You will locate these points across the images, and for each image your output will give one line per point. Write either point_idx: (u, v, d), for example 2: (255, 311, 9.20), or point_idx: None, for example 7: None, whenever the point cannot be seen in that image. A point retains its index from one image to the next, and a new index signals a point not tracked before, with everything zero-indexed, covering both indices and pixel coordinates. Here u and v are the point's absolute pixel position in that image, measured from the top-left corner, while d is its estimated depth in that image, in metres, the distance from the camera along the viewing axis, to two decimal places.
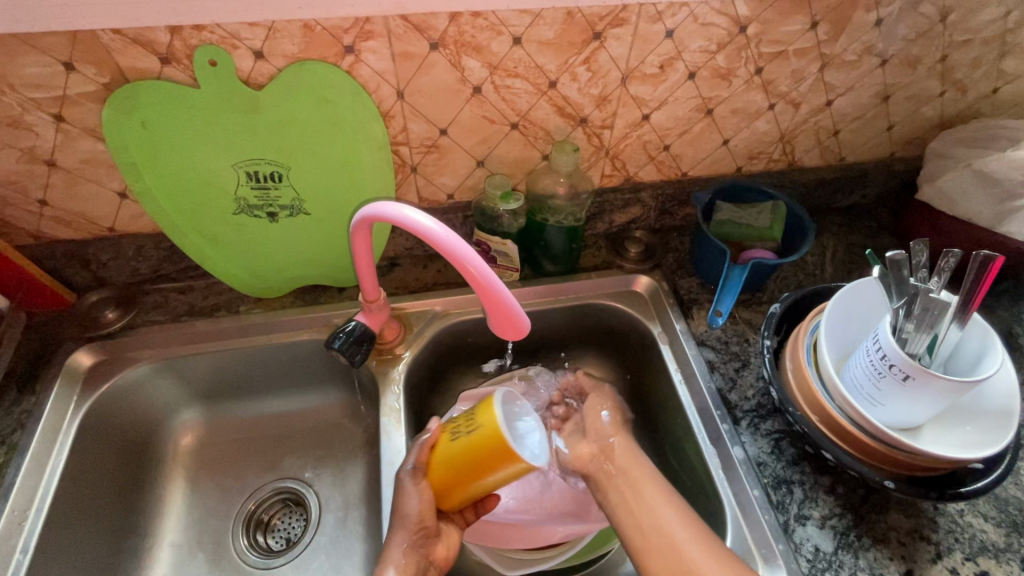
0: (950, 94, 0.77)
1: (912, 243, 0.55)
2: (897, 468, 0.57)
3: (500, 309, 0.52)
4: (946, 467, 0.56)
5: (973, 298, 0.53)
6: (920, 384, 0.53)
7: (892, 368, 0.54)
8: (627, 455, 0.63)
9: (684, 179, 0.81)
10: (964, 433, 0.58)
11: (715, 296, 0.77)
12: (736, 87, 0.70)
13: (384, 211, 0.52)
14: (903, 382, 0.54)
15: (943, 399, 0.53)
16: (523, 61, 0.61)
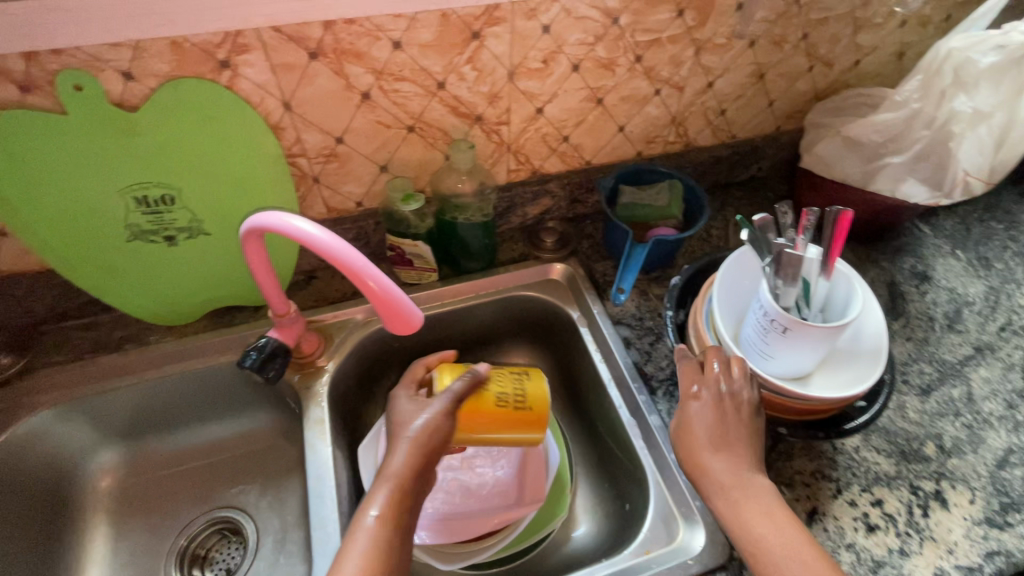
0: (818, 69, 0.84)
1: (779, 205, 0.60)
2: (790, 414, 0.63)
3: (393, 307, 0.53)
4: (832, 407, 0.61)
5: (832, 251, 0.58)
6: (798, 334, 0.57)
7: (773, 323, 0.58)
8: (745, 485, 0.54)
9: (589, 167, 0.85)
10: (847, 373, 0.63)
11: (619, 274, 0.81)
12: (621, 76, 0.73)
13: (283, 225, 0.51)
14: (784, 334, 0.58)
15: (821, 346, 0.58)
16: (406, 64, 0.62)
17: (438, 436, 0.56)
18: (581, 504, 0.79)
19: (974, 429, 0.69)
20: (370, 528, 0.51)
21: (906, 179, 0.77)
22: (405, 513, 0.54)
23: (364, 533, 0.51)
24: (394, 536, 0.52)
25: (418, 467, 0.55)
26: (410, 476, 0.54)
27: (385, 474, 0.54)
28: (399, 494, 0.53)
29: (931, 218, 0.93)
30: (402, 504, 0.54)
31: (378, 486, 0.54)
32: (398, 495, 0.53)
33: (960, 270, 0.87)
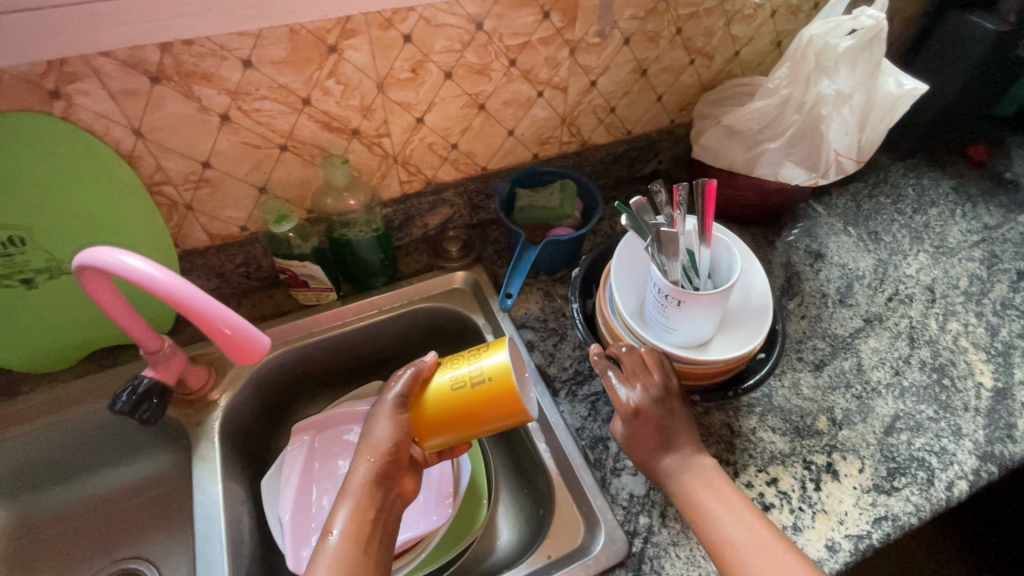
0: (700, 61, 0.86)
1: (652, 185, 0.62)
2: (695, 376, 0.67)
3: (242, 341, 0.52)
4: (737, 363, 0.66)
5: (707, 220, 0.60)
6: (692, 304, 0.59)
7: (666, 300, 0.61)
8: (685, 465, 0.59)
9: (485, 173, 0.85)
10: (744, 332, 0.68)
11: (507, 278, 0.80)
12: (497, 80, 0.73)
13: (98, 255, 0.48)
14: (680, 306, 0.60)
15: (713, 313, 0.61)
16: (262, 83, 0.60)
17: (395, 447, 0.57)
18: (502, 512, 0.78)
19: (864, 399, 0.72)
20: (334, 548, 0.52)
21: (783, 164, 0.79)
22: (373, 527, 0.54)
23: (329, 550, 0.51)
24: (358, 550, 0.52)
25: (376, 479, 0.56)
26: (370, 489, 0.55)
27: (345, 494, 0.55)
28: (360, 508, 0.54)
29: (824, 198, 0.97)
30: (364, 518, 0.54)
31: (339, 504, 0.55)
32: (357, 513, 0.54)
33: (851, 245, 0.90)
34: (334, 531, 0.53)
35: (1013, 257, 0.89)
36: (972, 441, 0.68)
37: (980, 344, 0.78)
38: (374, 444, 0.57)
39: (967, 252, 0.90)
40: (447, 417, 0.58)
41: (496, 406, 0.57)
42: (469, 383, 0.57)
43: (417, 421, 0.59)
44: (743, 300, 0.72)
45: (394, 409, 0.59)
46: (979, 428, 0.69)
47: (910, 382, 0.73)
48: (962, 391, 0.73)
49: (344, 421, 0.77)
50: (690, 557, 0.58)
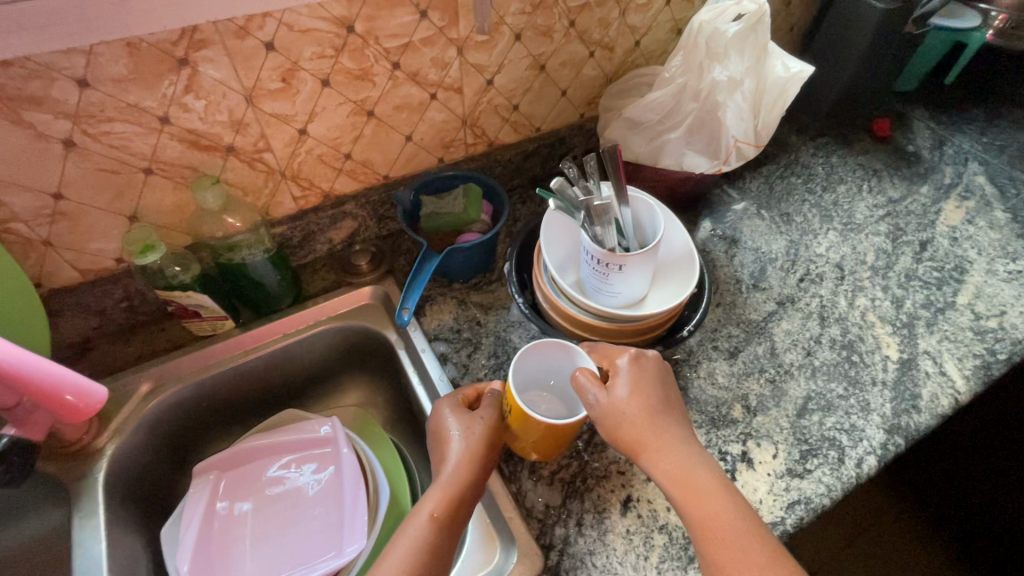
0: (600, 53, 0.85)
1: (562, 164, 0.62)
2: (638, 336, 0.67)
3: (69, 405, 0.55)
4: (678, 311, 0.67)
5: (620, 178, 0.63)
6: (631, 263, 0.60)
7: (607, 265, 0.61)
8: (649, 419, 0.56)
9: (387, 181, 0.81)
10: (677, 278, 0.70)
11: (405, 292, 0.76)
12: (383, 85, 0.69)
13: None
14: (621, 270, 0.61)
15: (650, 265, 0.63)
16: (107, 103, 0.55)
17: (479, 449, 0.58)
18: None
19: (777, 383, 0.72)
20: (422, 527, 0.54)
21: (685, 153, 0.79)
22: (456, 524, 0.55)
23: (418, 524, 0.54)
24: (439, 534, 0.54)
25: (467, 477, 0.56)
26: (462, 483, 0.56)
27: (438, 484, 0.56)
28: (451, 498, 0.55)
29: (738, 182, 0.98)
30: (455, 510, 0.55)
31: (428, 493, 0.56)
32: (448, 501, 0.55)
33: (764, 229, 0.91)
34: (422, 516, 0.55)
35: (916, 229, 0.91)
36: (879, 415, 0.69)
37: (887, 318, 0.79)
38: (453, 446, 0.58)
39: (874, 227, 0.91)
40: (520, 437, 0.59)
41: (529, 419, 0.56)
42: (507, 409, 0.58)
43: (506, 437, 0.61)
44: (669, 249, 0.72)
45: (463, 415, 0.60)
46: (886, 401, 0.70)
47: (821, 362, 0.74)
48: (870, 366, 0.74)
49: (253, 455, 0.73)
50: (606, 565, 0.57)
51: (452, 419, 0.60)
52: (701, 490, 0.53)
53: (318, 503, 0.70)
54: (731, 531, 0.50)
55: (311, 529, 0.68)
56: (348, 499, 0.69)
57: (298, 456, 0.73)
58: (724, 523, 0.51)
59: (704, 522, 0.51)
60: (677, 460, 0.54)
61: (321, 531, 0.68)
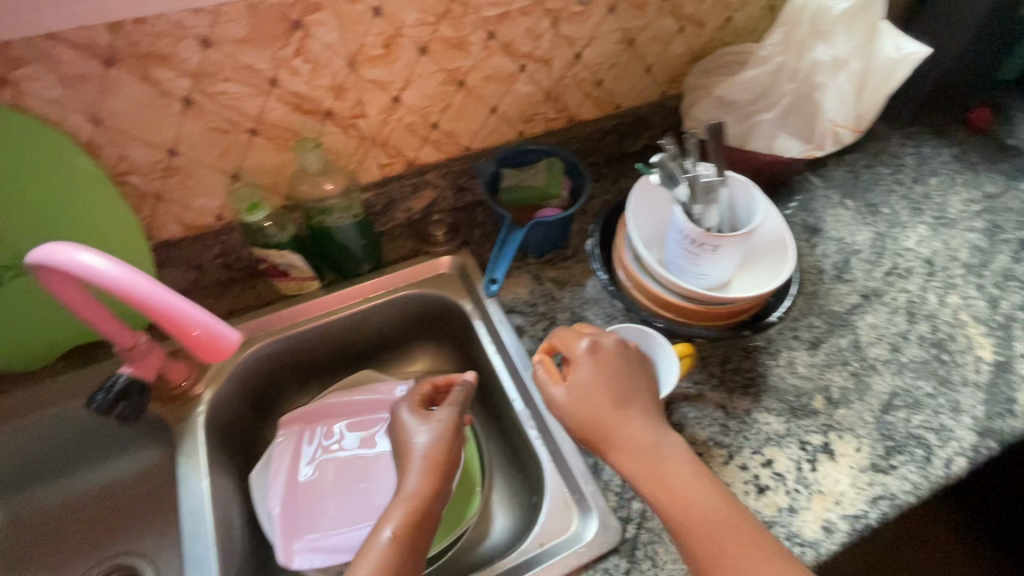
0: (689, 29, 0.82)
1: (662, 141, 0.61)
2: (720, 321, 0.68)
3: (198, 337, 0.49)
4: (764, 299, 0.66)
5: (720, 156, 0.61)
6: (727, 246, 0.60)
7: (701, 246, 0.60)
8: (585, 411, 0.58)
9: (469, 153, 0.82)
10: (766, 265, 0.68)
11: (491, 264, 0.79)
12: (477, 54, 0.70)
13: (47, 250, 0.46)
14: (715, 251, 0.61)
15: (743, 248, 0.62)
16: (225, 63, 0.57)
17: (438, 463, 0.60)
18: (497, 498, 0.77)
19: (861, 377, 0.70)
20: (387, 544, 0.53)
21: (777, 135, 0.75)
22: (422, 533, 0.55)
23: (380, 548, 0.53)
24: (408, 548, 0.54)
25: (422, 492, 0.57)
26: (423, 496, 0.57)
27: (400, 497, 0.57)
28: (412, 515, 0.56)
29: (820, 168, 0.94)
30: (421, 520, 0.56)
31: (391, 508, 0.57)
32: (411, 514, 0.56)
33: (849, 219, 0.87)
34: (387, 531, 0.54)
35: (1015, 227, 0.86)
36: (971, 416, 0.67)
37: (981, 317, 0.76)
38: (415, 455, 0.61)
39: (968, 223, 0.87)
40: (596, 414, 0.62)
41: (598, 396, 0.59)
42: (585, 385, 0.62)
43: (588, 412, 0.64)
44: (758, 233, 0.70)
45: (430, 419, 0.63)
46: (978, 403, 0.68)
47: (909, 358, 0.72)
48: (962, 366, 0.71)
49: (333, 412, 0.77)
50: None
51: (418, 430, 0.62)
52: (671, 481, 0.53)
53: (390, 463, 0.73)
54: (717, 519, 0.50)
55: (386, 486, 0.71)
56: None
57: (371, 416, 0.76)
58: (705, 509, 0.51)
59: (684, 515, 0.51)
60: (636, 456, 0.55)
61: (397, 489, 0.71)
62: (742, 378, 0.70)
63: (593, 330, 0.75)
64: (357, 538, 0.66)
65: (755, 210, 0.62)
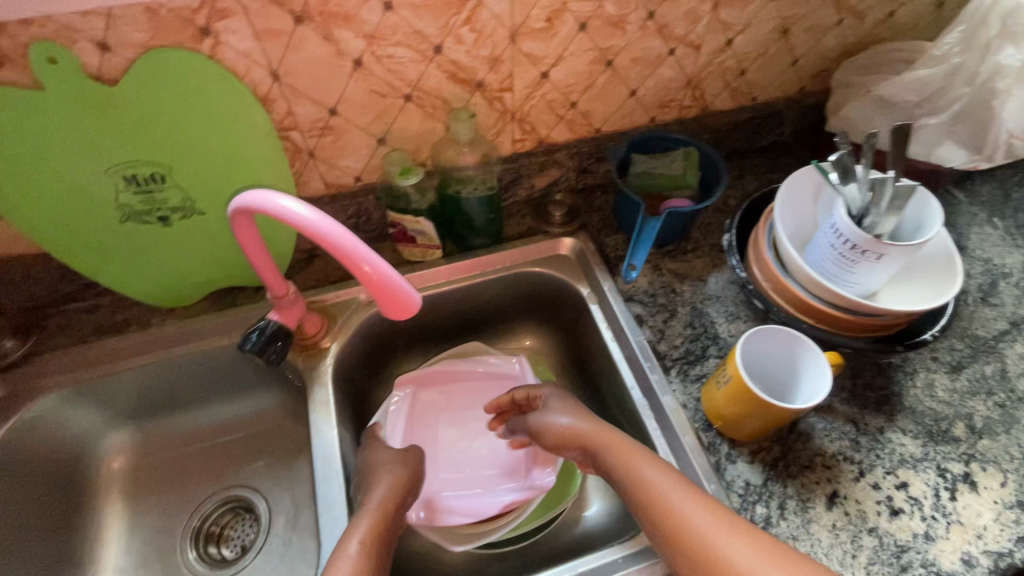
0: (849, 22, 0.77)
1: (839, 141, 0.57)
2: (866, 331, 0.64)
3: (382, 292, 0.49)
4: (916, 316, 0.63)
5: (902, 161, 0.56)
6: (893, 255, 0.57)
7: (864, 253, 0.58)
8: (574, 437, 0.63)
9: (598, 135, 0.80)
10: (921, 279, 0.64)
11: (630, 250, 0.78)
12: (632, 34, 0.68)
13: (269, 198, 0.48)
14: (878, 260, 0.58)
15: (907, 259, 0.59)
16: (400, 27, 0.58)
17: (392, 496, 0.61)
18: (593, 484, 0.76)
19: (1008, 409, 0.66)
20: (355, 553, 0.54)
21: (941, 143, 0.72)
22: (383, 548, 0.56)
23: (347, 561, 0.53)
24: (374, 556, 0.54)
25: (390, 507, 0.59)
26: (386, 515, 0.59)
27: (365, 509, 0.58)
28: (376, 530, 0.57)
29: (966, 183, 0.86)
30: (383, 536, 0.57)
31: (356, 521, 0.57)
32: (374, 529, 0.57)
33: (997, 239, 0.81)
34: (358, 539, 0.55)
35: None
36: None
37: None
38: (378, 483, 0.62)
39: None
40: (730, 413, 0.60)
41: (743, 396, 0.57)
42: (724, 382, 0.60)
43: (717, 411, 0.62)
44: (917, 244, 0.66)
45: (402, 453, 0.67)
46: None
47: None
48: None
49: (442, 377, 0.80)
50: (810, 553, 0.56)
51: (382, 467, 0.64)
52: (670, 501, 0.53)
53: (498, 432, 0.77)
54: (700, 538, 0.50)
55: (496, 454, 0.75)
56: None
57: (478, 386, 0.80)
58: (694, 526, 0.50)
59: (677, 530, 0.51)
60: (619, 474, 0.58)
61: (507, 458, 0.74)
62: (876, 394, 0.66)
63: (715, 327, 0.73)
64: (475, 500, 0.70)
65: (926, 218, 0.58)
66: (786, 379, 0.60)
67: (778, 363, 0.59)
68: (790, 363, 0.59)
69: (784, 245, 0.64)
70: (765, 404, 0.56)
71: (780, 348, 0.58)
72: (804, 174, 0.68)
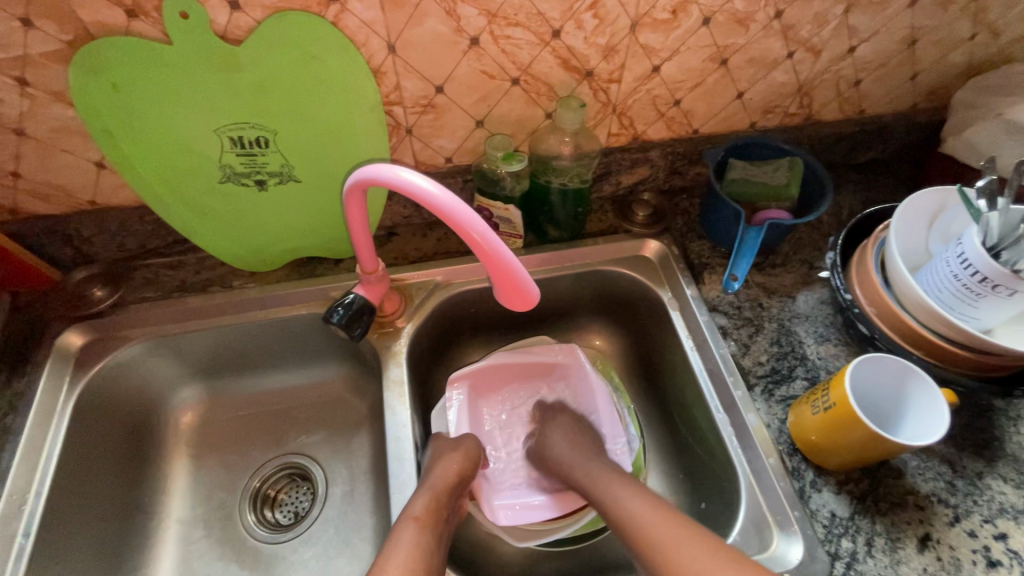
0: (982, 38, 0.72)
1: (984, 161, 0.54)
2: (982, 370, 0.59)
3: (501, 276, 0.48)
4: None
5: None
6: None
7: (994, 288, 0.54)
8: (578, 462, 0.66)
9: (695, 136, 0.77)
10: None
11: (731, 260, 0.75)
12: (754, 33, 0.65)
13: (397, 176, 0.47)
14: (1009, 296, 0.54)
15: None
16: (523, 8, 0.56)
17: (452, 474, 0.61)
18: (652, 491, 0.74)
19: None
20: (410, 529, 0.55)
21: None
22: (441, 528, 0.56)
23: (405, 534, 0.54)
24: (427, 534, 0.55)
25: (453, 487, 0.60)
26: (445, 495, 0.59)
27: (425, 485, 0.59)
28: (433, 505, 0.57)
29: None
30: (438, 513, 0.57)
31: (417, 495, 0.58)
32: (433, 506, 0.57)
33: None
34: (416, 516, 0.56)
35: None
36: None
37: None
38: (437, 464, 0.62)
39: None
40: (827, 441, 0.57)
41: (848, 425, 0.54)
42: (823, 409, 0.57)
43: (809, 438, 0.59)
44: None
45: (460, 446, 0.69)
46: None
47: None
48: None
49: (502, 373, 0.77)
50: None
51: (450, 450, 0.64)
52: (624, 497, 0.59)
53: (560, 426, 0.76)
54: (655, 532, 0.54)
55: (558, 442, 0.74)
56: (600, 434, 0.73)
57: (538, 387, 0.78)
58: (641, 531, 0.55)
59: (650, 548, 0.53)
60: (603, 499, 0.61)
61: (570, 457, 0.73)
62: (976, 437, 0.63)
63: (803, 347, 0.69)
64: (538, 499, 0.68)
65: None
66: (889, 411, 0.57)
67: (883, 393, 0.56)
68: (895, 394, 0.56)
69: (900, 270, 0.60)
70: (873, 436, 0.53)
71: (888, 380, 0.56)
72: (923, 196, 0.64)
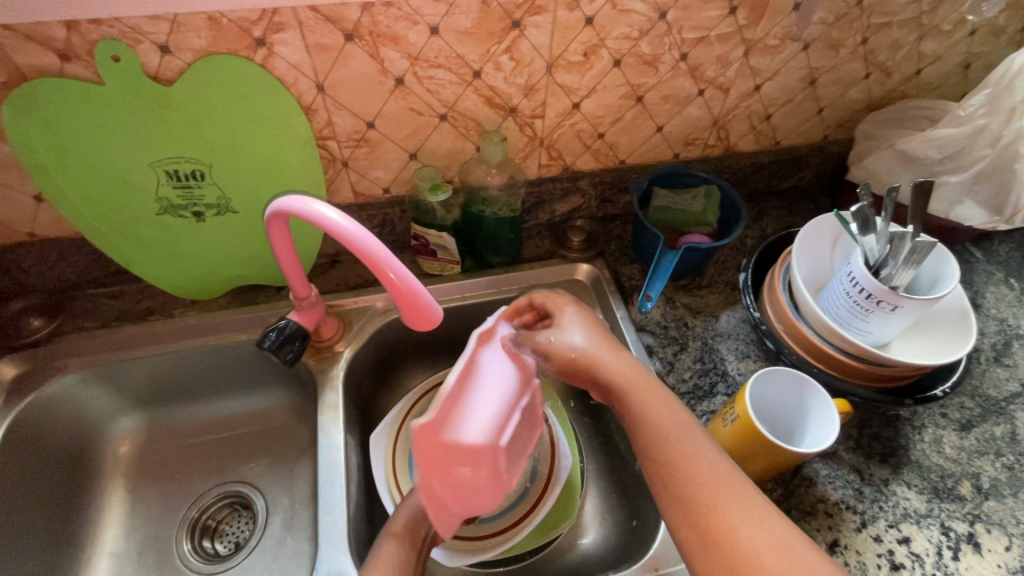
0: (875, 77, 0.79)
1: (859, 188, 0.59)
2: (879, 381, 0.64)
3: (414, 306, 0.52)
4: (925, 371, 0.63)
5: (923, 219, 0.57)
6: (908, 308, 0.57)
7: (879, 303, 0.58)
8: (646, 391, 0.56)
9: (622, 167, 0.82)
10: (933, 336, 0.64)
11: (646, 281, 0.77)
12: (663, 73, 0.70)
13: (314, 213, 0.50)
14: (892, 311, 0.58)
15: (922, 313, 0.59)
16: (442, 51, 0.61)
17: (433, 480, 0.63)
18: (589, 509, 0.75)
19: (1016, 471, 0.65)
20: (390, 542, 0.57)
21: (961, 201, 0.74)
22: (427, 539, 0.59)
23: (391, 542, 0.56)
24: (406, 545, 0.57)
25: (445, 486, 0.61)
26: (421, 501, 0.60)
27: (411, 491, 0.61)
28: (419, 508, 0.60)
29: (983, 241, 0.85)
30: (421, 524, 0.59)
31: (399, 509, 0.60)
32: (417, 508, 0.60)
33: (1013, 300, 0.79)
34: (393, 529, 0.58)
35: None
36: None
37: None
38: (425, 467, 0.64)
39: None
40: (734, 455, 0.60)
41: (751, 438, 0.57)
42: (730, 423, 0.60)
43: None
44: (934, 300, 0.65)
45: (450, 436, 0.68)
46: None
47: None
48: None
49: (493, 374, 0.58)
50: None
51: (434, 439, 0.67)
52: (676, 461, 0.50)
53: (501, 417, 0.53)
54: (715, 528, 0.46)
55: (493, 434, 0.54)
56: (490, 401, 0.52)
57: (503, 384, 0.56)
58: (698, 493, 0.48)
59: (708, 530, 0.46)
60: (662, 447, 0.51)
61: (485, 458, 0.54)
62: (882, 446, 0.66)
63: (725, 364, 0.73)
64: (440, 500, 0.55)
65: (943, 273, 0.59)
66: (791, 422, 0.61)
67: (786, 404, 0.60)
68: (794, 405, 0.60)
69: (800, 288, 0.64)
70: (774, 448, 0.56)
71: (787, 392, 0.60)
72: (822, 219, 0.69)
